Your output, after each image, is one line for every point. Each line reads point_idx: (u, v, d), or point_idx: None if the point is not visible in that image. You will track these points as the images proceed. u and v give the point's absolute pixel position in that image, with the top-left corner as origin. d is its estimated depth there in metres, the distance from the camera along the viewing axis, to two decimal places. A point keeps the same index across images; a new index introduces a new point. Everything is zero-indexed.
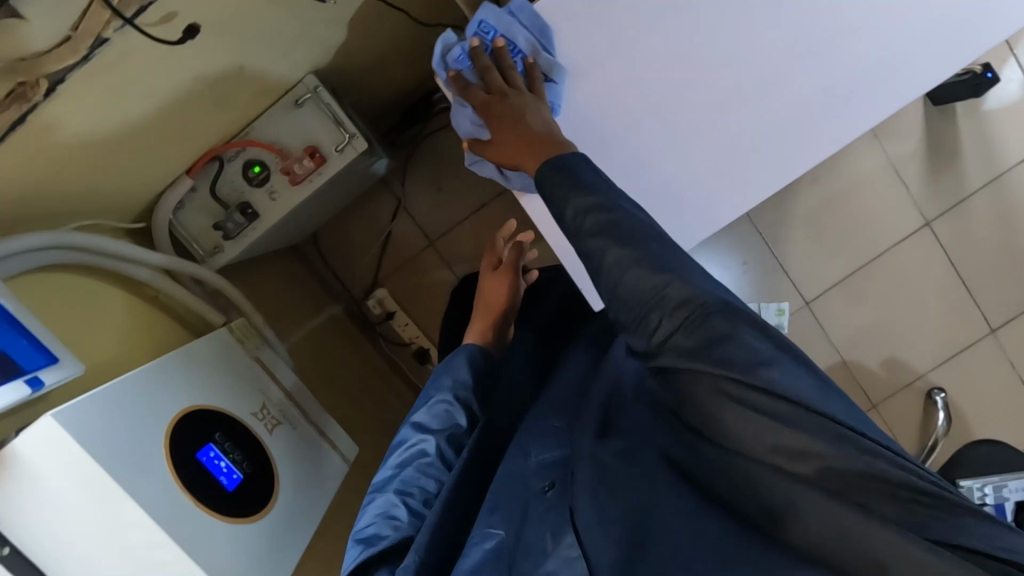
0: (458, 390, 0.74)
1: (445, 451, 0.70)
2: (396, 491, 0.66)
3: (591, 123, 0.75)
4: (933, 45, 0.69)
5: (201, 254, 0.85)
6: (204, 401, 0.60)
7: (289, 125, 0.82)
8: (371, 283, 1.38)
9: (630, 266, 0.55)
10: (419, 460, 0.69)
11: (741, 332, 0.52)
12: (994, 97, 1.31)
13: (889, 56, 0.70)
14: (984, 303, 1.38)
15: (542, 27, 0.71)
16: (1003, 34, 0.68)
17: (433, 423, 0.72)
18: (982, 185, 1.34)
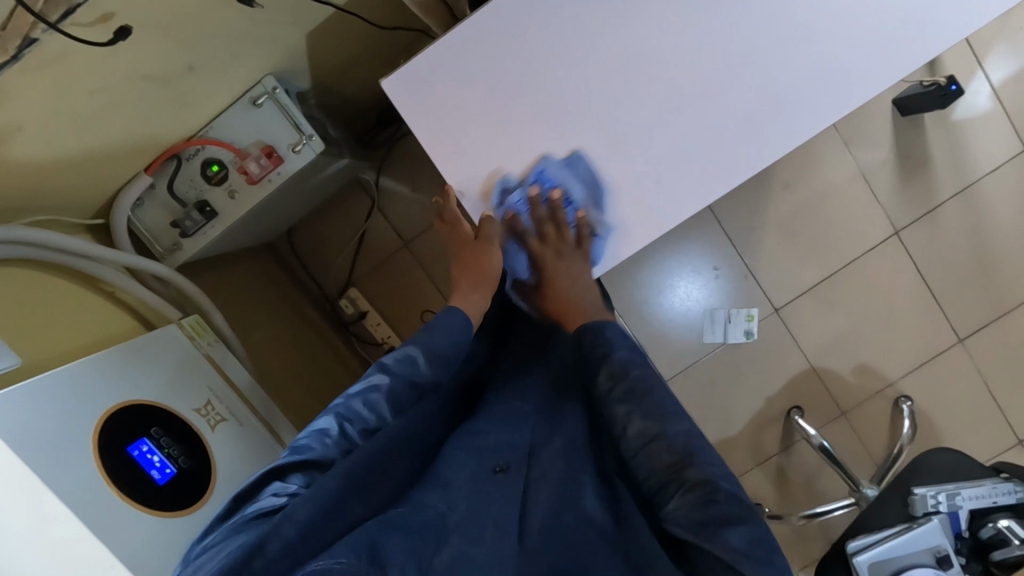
0: (428, 344, 0.72)
1: (400, 392, 0.69)
2: (339, 415, 0.65)
3: (531, 127, 0.75)
4: (873, 53, 0.71)
5: (161, 251, 0.86)
6: (141, 396, 0.61)
7: (247, 125, 0.83)
8: (344, 282, 1.39)
9: (652, 435, 0.66)
10: (369, 393, 0.68)
11: (731, 517, 0.59)
12: (963, 108, 1.32)
13: (832, 63, 0.71)
14: (952, 313, 1.39)
15: (597, 179, 0.76)
16: (939, 42, 0.70)
17: (394, 364, 0.70)
18: (952, 196, 1.35)
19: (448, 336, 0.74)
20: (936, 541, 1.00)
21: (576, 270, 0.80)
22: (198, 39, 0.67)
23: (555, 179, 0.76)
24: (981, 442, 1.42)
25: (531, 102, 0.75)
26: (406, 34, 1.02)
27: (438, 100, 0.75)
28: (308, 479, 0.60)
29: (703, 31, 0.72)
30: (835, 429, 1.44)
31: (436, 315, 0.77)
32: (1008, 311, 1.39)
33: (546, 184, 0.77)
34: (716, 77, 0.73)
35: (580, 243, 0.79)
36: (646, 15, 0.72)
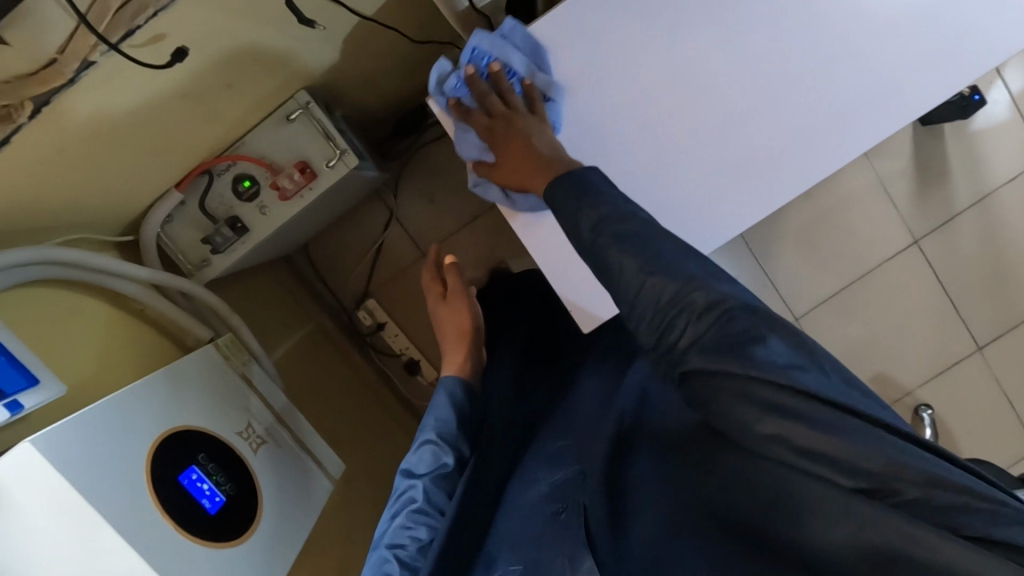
0: (440, 429, 0.74)
1: (434, 491, 0.71)
2: (389, 544, 0.66)
3: (609, 128, 0.74)
4: (936, 63, 0.72)
5: (190, 268, 0.85)
6: (187, 422, 0.60)
7: (280, 140, 0.82)
8: (362, 294, 1.37)
9: (644, 272, 0.56)
10: (409, 507, 0.69)
11: (766, 334, 0.51)
12: (982, 118, 1.32)
13: (894, 74, 0.72)
14: (971, 322, 1.40)
15: (533, 45, 0.72)
16: (1000, 53, 0.71)
17: (420, 468, 0.71)
18: (970, 205, 1.36)
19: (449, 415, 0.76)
20: None
21: (535, 127, 0.71)
22: (236, 54, 0.66)
23: (491, 52, 0.72)
24: (997, 451, 1.43)
25: (601, 112, 0.74)
26: (432, 46, 1.01)
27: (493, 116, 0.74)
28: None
29: (765, 43, 0.72)
30: None
31: (435, 395, 0.80)
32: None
33: (484, 61, 0.73)
34: (785, 88, 0.73)
35: (533, 110, 0.73)
36: (708, 23, 0.71)
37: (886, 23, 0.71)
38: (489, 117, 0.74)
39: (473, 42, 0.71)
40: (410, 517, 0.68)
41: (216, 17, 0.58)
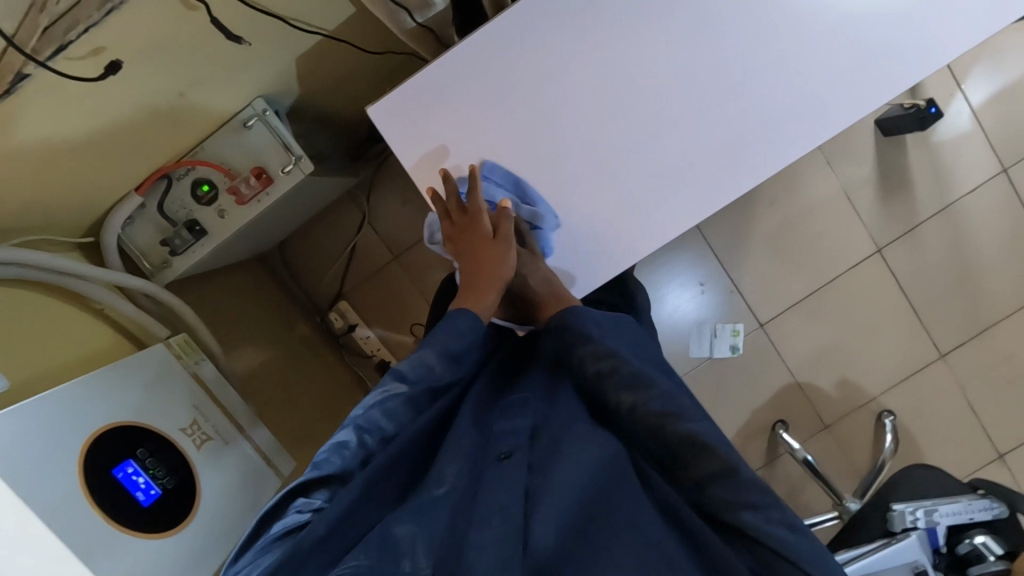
0: (445, 349, 0.71)
1: (417, 398, 0.68)
2: (356, 425, 0.64)
3: (539, 137, 0.77)
4: (866, 76, 0.74)
5: (150, 269, 0.87)
6: (129, 418, 0.63)
7: (237, 146, 0.84)
8: (335, 295, 1.40)
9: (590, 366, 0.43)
10: (387, 401, 0.66)
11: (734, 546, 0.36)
12: (944, 129, 1.34)
13: (827, 85, 0.75)
14: (933, 330, 1.42)
15: (517, 177, 0.78)
16: (928, 67, 0.74)
17: (411, 372, 0.69)
18: (933, 214, 1.37)
19: (463, 333, 0.73)
20: (913, 556, 1.00)
21: (525, 267, 0.81)
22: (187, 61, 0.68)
23: (484, 195, 0.79)
24: (954, 455, 1.47)
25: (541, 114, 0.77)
26: (396, 56, 1.03)
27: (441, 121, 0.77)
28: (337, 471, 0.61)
29: (703, 49, 0.75)
30: (819, 443, 1.45)
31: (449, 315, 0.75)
32: (987, 328, 1.42)
33: (465, 200, 0.80)
34: (719, 93, 0.76)
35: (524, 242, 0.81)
36: (646, 33, 0.74)
37: (818, 36, 0.74)
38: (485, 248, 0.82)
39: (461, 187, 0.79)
40: (385, 405, 0.66)
41: (161, 29, 0.60)
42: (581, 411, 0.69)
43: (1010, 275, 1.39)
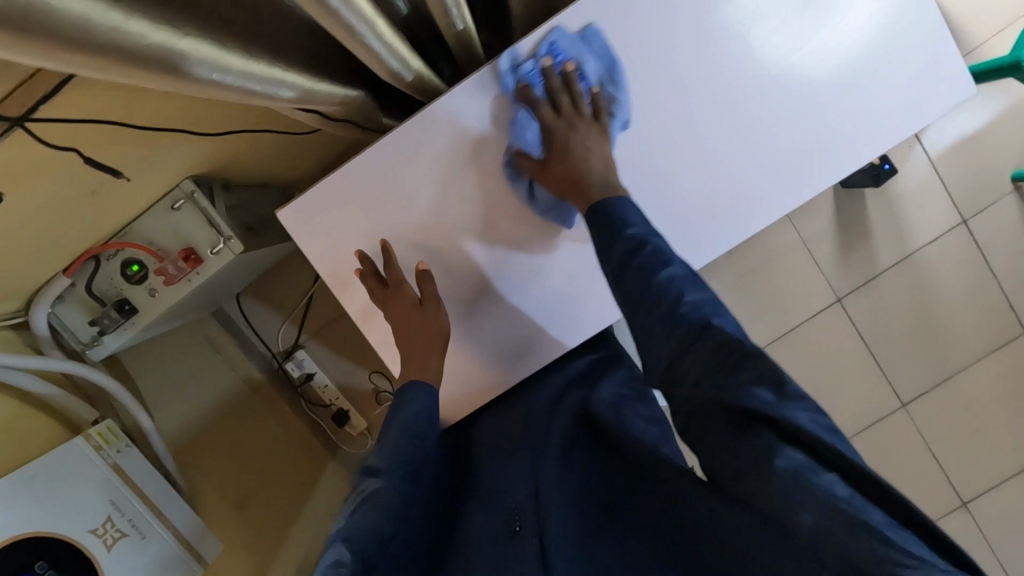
0: (409, 429, 0.70)
1: (398, 484, 0.65)
2: (342, 540, 0.59)
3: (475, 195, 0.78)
4: (832, 146, 0.76)
5: (81, 345, 0.87)
6: (34, 528, 0.69)
7: (165, 227, 0.83)
8: (292, 344, 1.38)
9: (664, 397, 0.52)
10: (368, 500, 0.63)
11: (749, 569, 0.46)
12: (903, 181, 1.33)
13: (795, 155, 0.76)
14: (895, 379, 1.40)
15: (613, 58, 0.73)
16: (887, 143, 0.75)
17: (383, 463, 0.67)
18: (894, 263, 1.36)
19: (420, 413, 0.72)
20: None
21: (594, 141, 0.73)
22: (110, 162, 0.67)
23: (568, 53, 0.73)
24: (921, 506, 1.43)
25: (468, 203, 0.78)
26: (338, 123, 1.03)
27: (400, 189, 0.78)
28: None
29: (634, 135, 0.76)
30: None
31: (398, 397, 0.74)
32: (950, 376, 1.40)
33: (559, 59, 0.73)
34: (652, 176, 0.77)
35: (594, 115, 0.74)
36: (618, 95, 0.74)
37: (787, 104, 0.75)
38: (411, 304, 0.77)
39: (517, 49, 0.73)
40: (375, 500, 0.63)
41: (73, 139, 0.58)
42: (561, 461, 0.72)
43: (971, 323, 1.37)
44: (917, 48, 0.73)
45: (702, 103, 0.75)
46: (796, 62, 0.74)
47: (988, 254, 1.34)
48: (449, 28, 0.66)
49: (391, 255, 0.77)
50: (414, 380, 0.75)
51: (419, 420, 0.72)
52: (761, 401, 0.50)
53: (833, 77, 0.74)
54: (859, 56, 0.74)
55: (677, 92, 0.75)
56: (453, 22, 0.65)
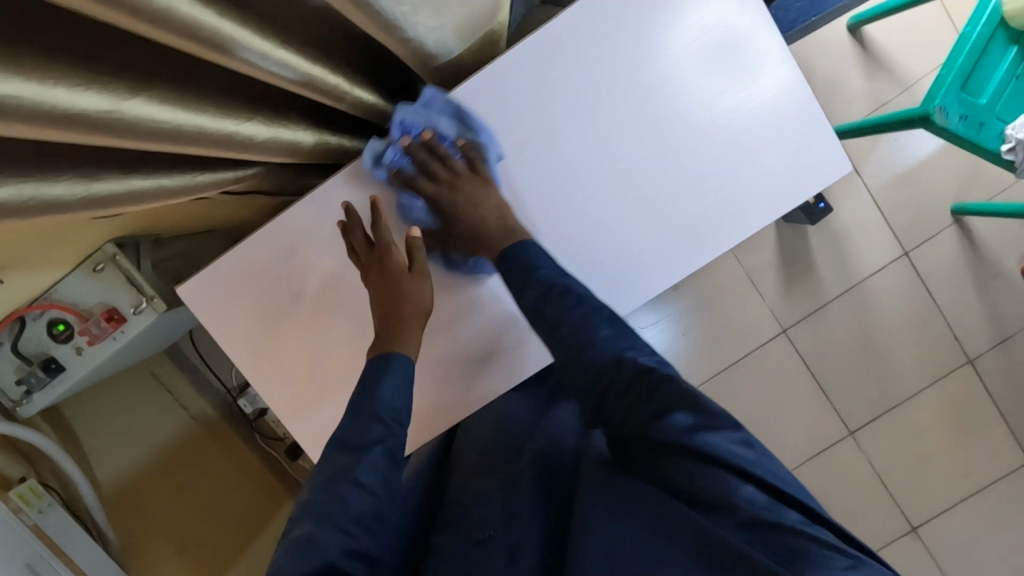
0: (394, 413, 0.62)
1: (378, 463, 0.58)
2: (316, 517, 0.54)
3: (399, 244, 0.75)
4: (773, 180, 0.73)
5: (12, 401, 0.90)
6: None
7: (87, 289, 0.84)
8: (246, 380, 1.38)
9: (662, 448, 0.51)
10: (341, 477, 0.56)
11: None
12: (846, 215, 1.35)
13: (736, 191, 0.74)
14: (842, 408, 1.41)
15: (458, 106, 0.74)
16: (831, 171, 0.73)
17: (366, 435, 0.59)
18: (837, 296, 1.38)
19: (399, 391, 0.64)
20: None
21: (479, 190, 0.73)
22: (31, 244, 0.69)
23: (419, 123, 0.73)
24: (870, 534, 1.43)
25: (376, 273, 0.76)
26: None
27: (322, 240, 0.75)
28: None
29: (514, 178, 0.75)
30: None
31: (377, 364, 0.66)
32: (897, 405, 1.41)
33: (414, 132, 0.73)
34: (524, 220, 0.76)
35: (473, 170, 0.75)
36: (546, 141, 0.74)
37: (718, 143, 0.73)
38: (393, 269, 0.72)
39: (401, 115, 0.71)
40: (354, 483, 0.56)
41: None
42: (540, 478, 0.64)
43: (915, 352, 1.40)
44: (791, 128, 0.72)
45: (584, 148, 0.74)
46: (674, 118, 0.73)
47: (929, 285, 1.37)
48: (353, 107, 0.66)
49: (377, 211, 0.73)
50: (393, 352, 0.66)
51: (401, 401, 0.63)
52: (684, 428, 0.51)
53: (760, 114, 0.72)
54: (764, 111, 0.72)
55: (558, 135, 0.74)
56: (354, 103, 0.64)
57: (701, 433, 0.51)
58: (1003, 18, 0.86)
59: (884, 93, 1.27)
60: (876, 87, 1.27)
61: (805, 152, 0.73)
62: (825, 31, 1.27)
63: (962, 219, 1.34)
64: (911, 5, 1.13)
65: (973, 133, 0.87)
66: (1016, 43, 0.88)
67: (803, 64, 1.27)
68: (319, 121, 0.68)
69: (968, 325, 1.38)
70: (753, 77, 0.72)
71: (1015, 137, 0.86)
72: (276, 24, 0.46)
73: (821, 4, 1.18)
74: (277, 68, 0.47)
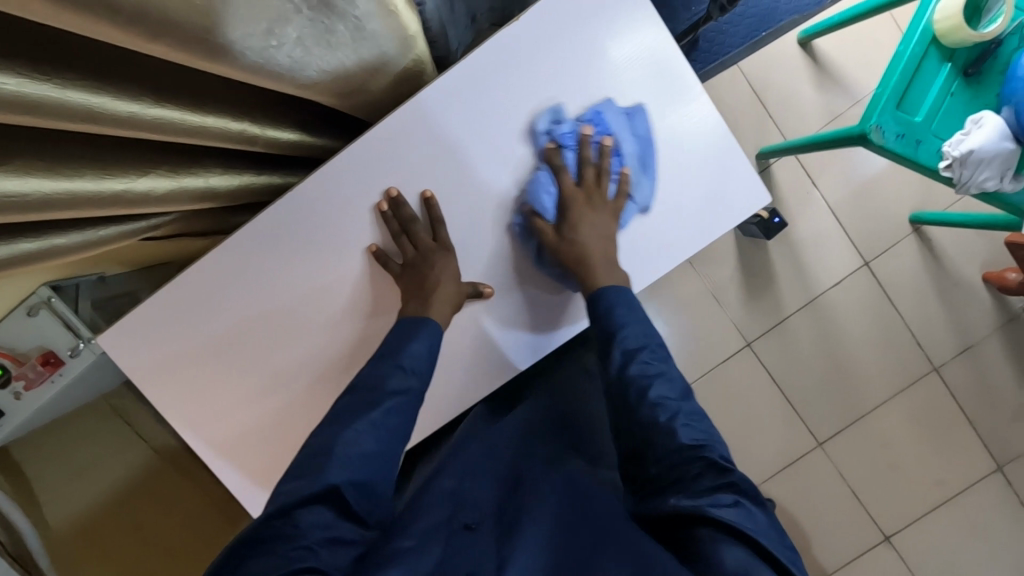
0: (416, 368, 0.64)
1: (382, 420, 0.60)
2: (338, 456, 0.56)
3: (333, 280, 0.72)
4: (696, 214, 0.73)
5: None
6: None
7: (22, 332, 0.83)
8: None
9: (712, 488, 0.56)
10: (367, 413, 0.60)
11: None
12: (805, 226, 1.34)
13: (664, 223, 0.73)
14: (810, 420, 1.41)
15: (651, 139, 0.72)
16: (738, 211, 0.73)
17: (404, 371, 0.63)
18: (798, 309, 1.37)
19: (423, 356, 0.65)
20: None
21: (596, 221, 0.69)
22: None
23: (608, 127, 0.71)
24: (835, 547, 1.41)
25: (312, 309, 0.72)
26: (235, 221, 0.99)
27: (254, 275, 0.71)
28: (338, 517, 0.53)
29: (447, 185, 0.71)
30: None
31: (416, 329, 0.66)
32: (862, 416, 1.41)
33: (601, 131, 0.71)
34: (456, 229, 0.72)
35: (617, 197, 0.71)
36: (468, 177, 0.71)
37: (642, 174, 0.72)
38: (431, 264, 0.69)
39: (598, 108, 0.70)
40: (361, 426, 0.58)
41: None
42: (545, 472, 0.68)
43: (880, 363, 1.39)
44: (711, 181, 0.72)
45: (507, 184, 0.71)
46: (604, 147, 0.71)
47: (891, 297, 1.37)
48: (268, 146, 0.64)
49: (439, 212, 0.70)
50: (425, 318, 0.67)
51: (422, 360, 0.65)
52: (726, 509, 0.54)
53: (680, 148, 0.72)
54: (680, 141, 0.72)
55: (501, 141, 0.71)
56: (268, 143, 0.64)
57: (755, 531, 0.54)
58: (936, 35, 0.85)
59: (837, 106, 1.27)
60: (829, 100, 1.27)
61: (729, 181, 0.72)
62: (777, 45, 1.27)
63: (920, 230, 1.35)
64: (858, 19, 1.14)
65: (910, 150, 0.87)
66: (950, 61, 0.86)
67: (757, 76, 1.27)
68: (240, 162, 0.66)
69: (931, 335, 1.38)
70: (682, 102, 0.72)
71: (951, 154, 0.85)
72: (148, 84, 0.45)
73: (771, 19, 1.19)
74: (156, 126, 0.46)
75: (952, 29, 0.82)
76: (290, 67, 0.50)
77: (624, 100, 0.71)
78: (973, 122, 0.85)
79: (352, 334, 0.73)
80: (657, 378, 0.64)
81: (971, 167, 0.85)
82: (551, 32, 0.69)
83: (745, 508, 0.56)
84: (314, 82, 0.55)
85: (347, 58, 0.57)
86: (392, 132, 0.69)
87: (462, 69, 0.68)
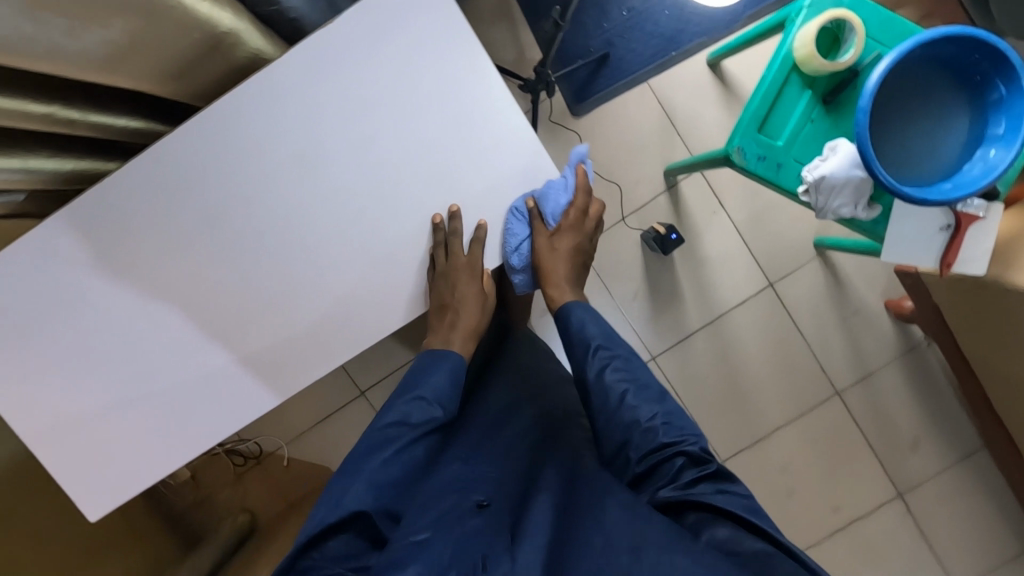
0: (439, 400, 0.77)
1: (413, 444, 0.73)
2: (366, 482, 0.68)
3: (157, 266, 0.73)
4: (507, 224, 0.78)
5: None
6: None
7: None
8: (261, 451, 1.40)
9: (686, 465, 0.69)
10: (393, 441, 0.72)
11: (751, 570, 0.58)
12: (711, 244, 1.36)
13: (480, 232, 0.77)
14: (711, 436, 1.41)
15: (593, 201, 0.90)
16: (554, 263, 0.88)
17: (429, 400, 0.76)
18: (702, 325, 1.38)
19: (444, 386, 0.78)
20: None
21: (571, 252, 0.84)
22: None
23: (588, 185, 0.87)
24: None
25: (132, 292, 0.73)
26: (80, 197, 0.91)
27: (66, 259, 0.71)
28: (356, 542, 0.65)
29: (273, 180, 0.72)
30: None
31: (436, 367, 0.79)
32: (765, 436, 1.42)
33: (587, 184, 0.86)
34: (279, 224, 0.73)
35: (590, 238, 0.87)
36: (291, 176, 0.73)
37: (460, 183, 0.75)
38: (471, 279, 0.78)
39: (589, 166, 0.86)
40: (392, 455, 0.71)
41: None
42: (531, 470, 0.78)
43: (781, 383, 1.41)
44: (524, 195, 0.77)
45: (331, 184, 0.73)
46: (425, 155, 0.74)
47: (793, 318, 1.38)
48: (93, 130, 0.67)
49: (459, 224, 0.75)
50: (448, 352, 0.81)
51: (444, 385, 0.78)
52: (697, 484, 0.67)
53: (496, 159, 0.75)
54: (496, 152, 0.75)
55: (326, 139, 0.72)
56: (93, 127, 0.66)
57: (713, 494, 0.66)
58: (795, 63, 0.87)
59: None
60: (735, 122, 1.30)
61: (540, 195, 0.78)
62: (685, 65, 1.30)
63: (823, 254, 1.37)
64: (753, 43, 1.16)
65: (771, 174, 0.88)
66: (809, 88, 0.88)
67: (664, 95, 1.30)
68: (63, 144, 0.69)
69: (832, 359, 1.40)
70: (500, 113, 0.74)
71: (808, 179, 0.87)
72: None
73: (679, 39, 1.22)
74: None
75: (806, 57, 0.84)
76: (42, 43, 0.51)
77: (446, 107, 0.73)
78: (830, 149, 0.86)
79: (184, 321, 0.74)
80: (622, 371, 0.77)
81: (825, 193, 0.86)
82: (374, 34, 0.70)
83: (715, 478, 0.68)
84: (95, 64, 0.57)
85: (135, 45, 0.59)
86: (214, 126, 0.70)
87: (280, 68, 0.69)
